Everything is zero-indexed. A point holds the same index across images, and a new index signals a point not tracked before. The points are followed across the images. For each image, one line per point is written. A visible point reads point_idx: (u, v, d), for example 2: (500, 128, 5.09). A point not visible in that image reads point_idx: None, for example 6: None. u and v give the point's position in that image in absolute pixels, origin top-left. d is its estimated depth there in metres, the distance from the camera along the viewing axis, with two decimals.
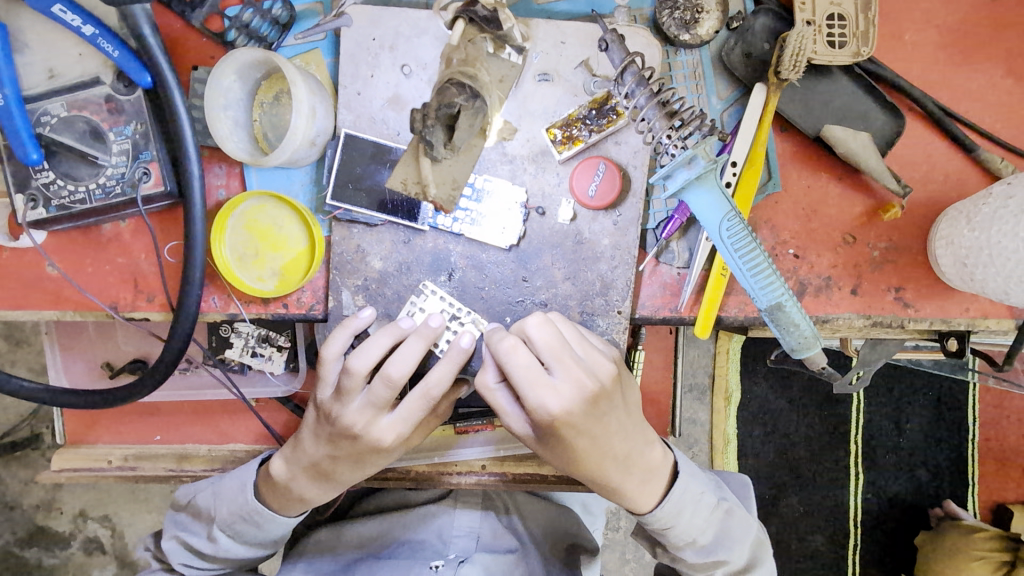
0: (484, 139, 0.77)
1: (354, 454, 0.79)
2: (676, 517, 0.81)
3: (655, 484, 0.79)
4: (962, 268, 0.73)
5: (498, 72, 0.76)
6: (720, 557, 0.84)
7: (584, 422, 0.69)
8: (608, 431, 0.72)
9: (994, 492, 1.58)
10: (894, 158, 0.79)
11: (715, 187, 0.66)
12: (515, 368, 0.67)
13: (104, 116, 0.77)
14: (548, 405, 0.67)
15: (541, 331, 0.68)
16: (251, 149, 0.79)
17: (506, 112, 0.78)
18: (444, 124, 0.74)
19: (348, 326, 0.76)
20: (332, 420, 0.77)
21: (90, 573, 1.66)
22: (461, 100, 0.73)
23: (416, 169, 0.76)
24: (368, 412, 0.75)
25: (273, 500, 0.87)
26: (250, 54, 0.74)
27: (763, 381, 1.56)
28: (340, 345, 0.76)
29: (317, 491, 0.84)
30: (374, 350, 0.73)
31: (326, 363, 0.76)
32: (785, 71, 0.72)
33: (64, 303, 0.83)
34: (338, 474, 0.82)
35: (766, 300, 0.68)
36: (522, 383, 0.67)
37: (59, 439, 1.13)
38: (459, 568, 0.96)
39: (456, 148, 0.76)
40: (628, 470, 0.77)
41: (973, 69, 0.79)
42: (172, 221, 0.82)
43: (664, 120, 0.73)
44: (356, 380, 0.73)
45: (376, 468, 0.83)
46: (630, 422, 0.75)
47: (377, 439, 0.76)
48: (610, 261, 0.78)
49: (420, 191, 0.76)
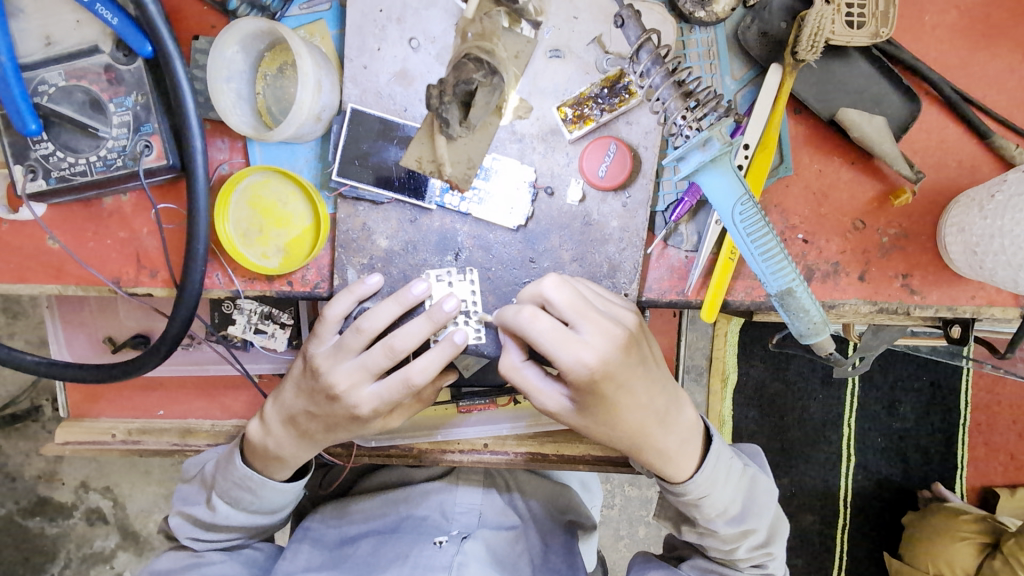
0: (500, 117, 0.76)
1: (330, 416, 0.79)
2: (712, 484, 0.82)
3: (693, 445, 0.80)
4: (972, 256, 0.72)
5: (514, 47, 0.74)
6: (748, 526, 0.85)
7: (623, 373, 0.68)
8: (644, 384, 0.71)
9: (983, 476, 1.61)
10: (907, 143, 0.78)
11: (730, 170, 0.65)
12: (542, 332, 0.66)
13: (104, 87, 0.75)
14: (584, 360, 0.66)
15: (559, 291, 0.67)
16: (255, 122, 0.77)
17: (521, 89, 0.76)
18: (461, 101, 0.72)
19: (354, 291, 0.76)
20: (318, 376, 0.76)
21: (92, 542, 1.68)
22: (479, 76, 0.70)
23: (431, 147, 0.75)
24: (357, 375, 0.75)
25: (257, 461, 0.89)
26: (253, 23, 0.72)
27: (760, 364, 1.57)
28: (343, 308, 0.76)
29: (292, 450, 0.85)
30: (382, 317, 0.73)
31: (327, 323, 0.76)
32: (802, 52, 0.71)
33: (66, 277, 0.82)
34: (313, 434, 0.82)
35: (776, 286, 0.68)
36: (552, 346, 0.66)
37: (62, 413, 1.13)
38: (463, 544, 0.96)
39: (471, 126, 0.74)
40: (668, 431, 0.77)
41: (992, 53, 0.77)
42: (173, 195, 0.81)
43: (679, 100, 0.70)
44: (357, 340, 0.74)
45: (349, 436, 0.84)
46: (663, 381, 0.75)
47: (354, 405, 0.76)
48: (618, 243, 0.77)
49: (434, 170, 0.76)
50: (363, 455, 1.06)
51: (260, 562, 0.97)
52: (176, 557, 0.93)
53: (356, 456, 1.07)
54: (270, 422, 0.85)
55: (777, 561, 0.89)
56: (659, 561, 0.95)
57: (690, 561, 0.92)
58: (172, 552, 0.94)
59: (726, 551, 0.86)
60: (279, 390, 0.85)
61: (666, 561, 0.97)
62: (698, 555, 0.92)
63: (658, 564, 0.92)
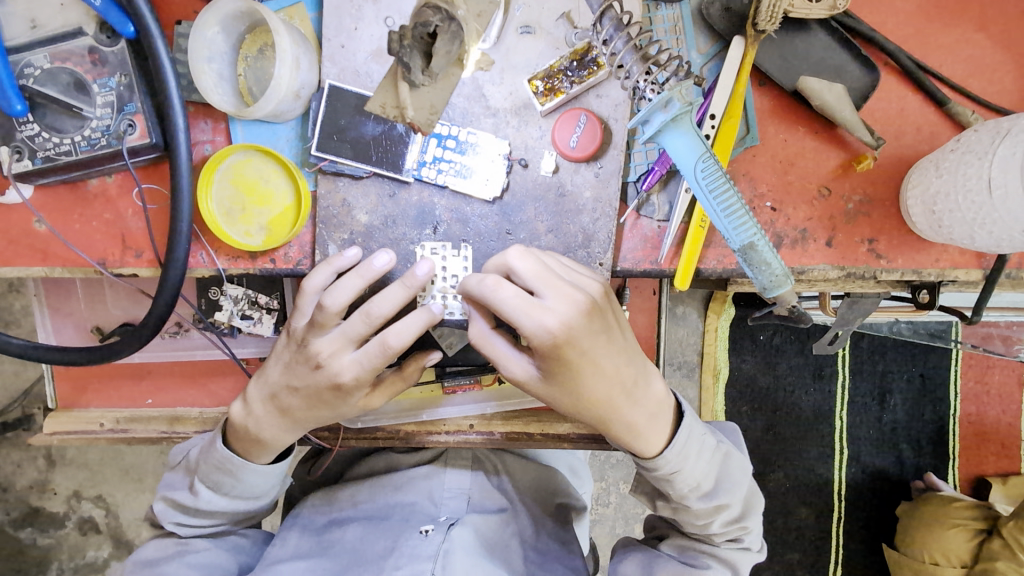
0: (461, 68, 0.79)
1: (314, 390, 0.79)
2: (683, 460, 0.83)
3: (662, 422, 0.81)
4: (931, 215, 0.75)
5: (476, 6, 0.77)
6: (721, 502, 0.86)
7: (587, 339, 0.69)
8: (609, 353, 0.72)
9: (973, 465, 1.63)
10: (868, 112, 0.81)
11: (691, 129, 0.67)
12: (507, 298, 0.67)
13: (88, 68, 0.77)
14: (546, 326, 0.67)
15: (523, 262, 0.69)
16: (236, 102, 0.79)
17: (483, 43, 0.78)
18: (422, 49, 0.77)
19: (332, 263, 0.78)
20: (304, 348, 0.77)
21: (85, 553, 1.68)
22: (437, 21, 0.75)
23: (394, 94, 0.78)
24: (339, 343, 0.75)
25: (238, 444, 0.89)
26: (233, 3, 0.74)
27: (751, 358, 1.58)
28: (322, 279, 0.77)
29: (273, 432, 0.85)
30: (346, 290, 0.73)
31: (306, 294, 0.78)
32: (762, 23, 0.74)
33: (52, 259, 0.84)
34: (293, 410, 0.83)
35: (738, 241, 0.70)
36: (515, 312, 0.67)
37: (51, 404, 1.14)
38: (450, 531, 0.96)
39: (433, 75, 0.78)
40: (635, 404, 0.78)
41: (946, 25, 0.80)
42: (157, 176, 0.83)
43: (641, 64, 0.73)
44: (328, 317, 0.74)
45: (333, 415, 0.83)
46: (630, 352, 0.76)
47: (337, 374, 0.76)
48: (592, 213, 0.79)
49: (398, 115, 0.78)
50: (350, 437, 1.07)
51: (246, 548, 0.99)
52: (161, 546, 0.93)
53: (343, 440, 1.07)
54: (250, 398, 0.86)
55: (752, 535, 0.90)
56: (639, 544, 0.97)
57: (669, 540, 0.94)
58: (157, 541, 0.94)
59: (700, 526, 0.88)
60: (264, 368, 0.86)
61: (646, 542, 0.99)
62: (676, 534, 0.94)
63: (637, 546, 0.95)
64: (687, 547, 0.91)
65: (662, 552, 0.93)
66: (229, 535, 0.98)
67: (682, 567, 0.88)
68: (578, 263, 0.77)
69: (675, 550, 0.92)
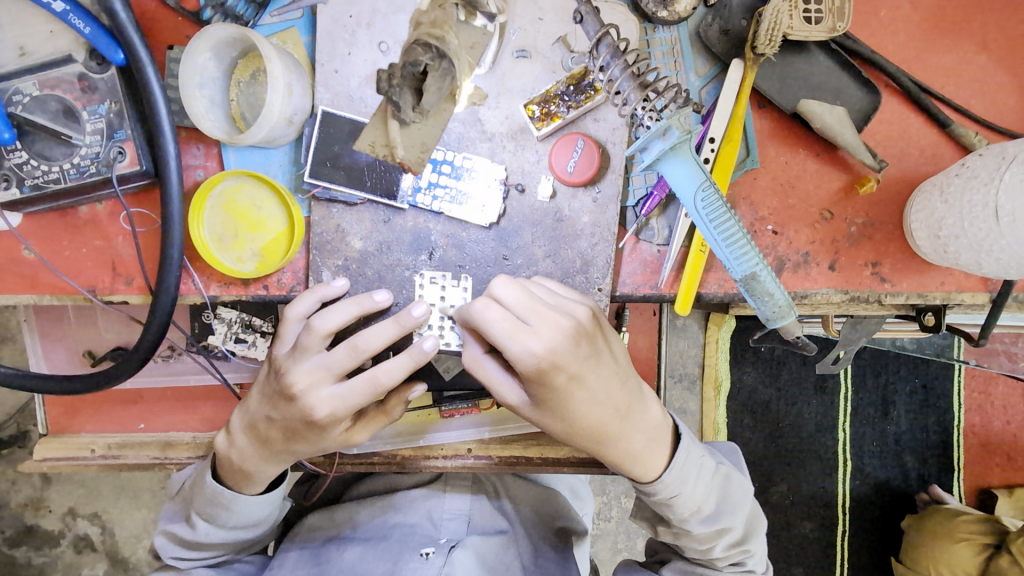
0: (454, 104, 0.76)
1: (288, 422, 0.75)
2: (682, 483, 0.81)
3: (659, 445, 0.78)
4: (935, 239, 0.73)
5: (468, 38, 0.75)
6: (723, 525, 0.84)
7: (573, 363, 0.66)
8: (598, 378, 0.69)
9: (980, 479, 1.60)
10: (870, 134, 0.80)
11: (690, 157, 0.66)
12: (492, 322, 0.64)
13: (78, 95, 0.75)
14: (531, 350, 0.64)
15: (509, 288, 0.67)
16: (228, 128, 0.78)
17: (477, 78, 0.77)
18: (411, 86, 0.73)
19: (318, 292, 0.76)
20: (279, 377, 0.73)
21: (80, 572, 1.65)
22: (428, 60, 0.71)
23: (384, 132, 0.76)
24: (317, 374, 0.71)
25: (228, 477, 0.87)
26: (225, 30, 0.73)
27: (753, 372, 1.56)
28: (306, 307, 0.75)
29: (256, 462, 0.82)
30: (339, 315, 0.72)
31: (288, 323, 0.75)
32: (761, 46, 0.73)
33: (41, 287, 0.83)
34: (273, 442, 0.79)
35: (740, 271, 0.68)
36: (500, 335, 0.64)
37: (41, 429, 1.11)
38: (451, 554, 0.95)
39: (425, 111, 0.75)
40: (630, 428, 0.75)
41: (948, 46, 0.79)
42: (149, 202, 0.82)
43: (638, 92, 0.74)
44: (313, 340, 0.72)
45: (311, 449, 0.79)
46: (623, 374, 0.73)
47: (310, 407, 0.71)
48: (590, 238, 0.78)
49: (387, 155, 0.76)
50: (346, 463, 1.05)
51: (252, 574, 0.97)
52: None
53: (339, 465, 1.05)
54: (234, 430, 0.83)
55: (756, 558, 0.88)
56: (640, 567, 0.95)
57: (669, 565, 0.91)
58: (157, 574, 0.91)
59: (702, 551, 0.85)
60: (245, 398, 0.83)
61: (648, 566, 0.96)
62: (677, 558, 0.92)
63: (640, 569, 0.93)
64: (689, 571, 0.88)
65: None
66: (234, 563, 0.96)
67: None
68: (571, 288, 0.75)
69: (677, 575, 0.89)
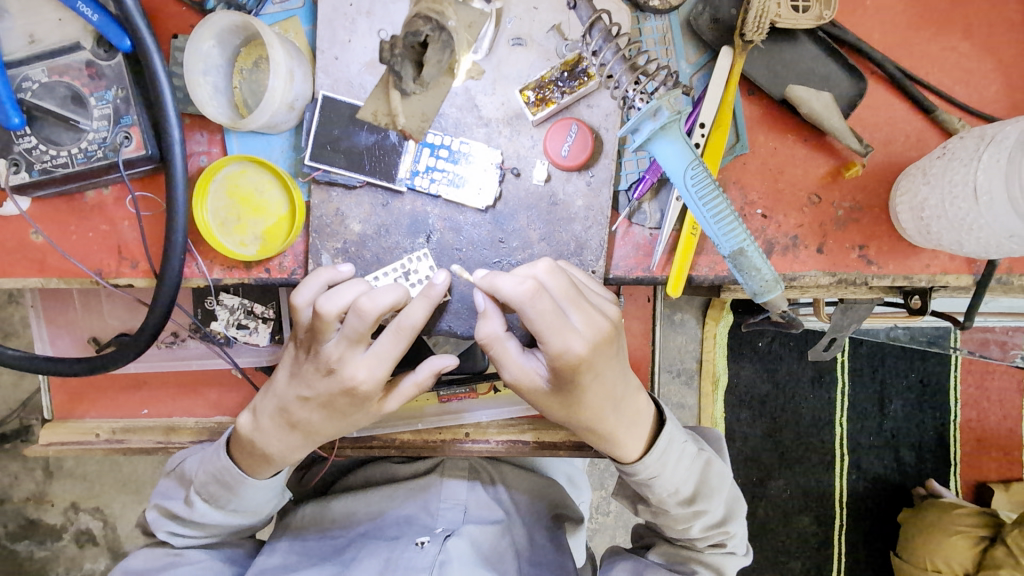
0: (452, 78, 0.80)
1: (328, 397, 0.77)
2: (662, 466, 0.82)
3: (641, 429, 0.79)
4: (919, 221, 0.75)
5: (467, 17, 0.79)
6: (699, 507, 0.85)
7: (601, 361, 0.69)
8: (614, 373, 0.72)
9: (975, 471, 1.62)
10: (856, 119, 0.82)
11: (679, 137, 0.68)
12: (539, 312, 0.64)
13: (85, 82, 0.78)
14: (572, 348, 0.66)
15: (553, 276, 0.67)
16: (231, 114, 0.80)
17: (474, 53, 0.80)
18: (412, 59, 0.80)
19: (323, 276, 0.77)
20: (311, 355, 0.75)
21: (82, 565, 1.67)
22: (427, 30, 0.79)
23: (386, 101, 0.79)
24: (345, 344, 0.73)
25: (243, 460, 0.88)
26: (228, 18, 0.76)
27: (750, 365, 1.58)
28: (312, 292, 0.75)
29: (281, 445, 0.83)
30: (344, 292, 0.72)
31: (299, 310, 0.75)
32: (749, 33, 0.75)
33: (48, 270, 0.85)
34: (303, 423, 0.80)
35: (728, 246, 0.70)
36: (545, 329, 0.64)
37: (47, 415, 1.13)
38: (445, 543, 0.97)
39: (424, 84, 0.80)
40: (619, 415, 0.77)
41: (933, 35, 0.82)
42: (153, 187, 0.84)
43: (629, 75, 0.72)
44: (327, 321, 0.71)
45: (348, 422, 0.80)
46: (625, 364, 0.75)
47: (352, 377, 0.73)
48: (584, 221, 0.80)
49: (390, 122, 0.80)
50: (345, 447, 1.07)
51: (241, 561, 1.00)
52: (152, 555, 0.93)
53: (339, 449, 1.07)
54: (258, 413, 0.83)
55: (735, 540, 0.90)
56: (628, 553, 0.97)
57: (657, 548, 0.94)
58: (147, 550, 0.94)
59: (681, 530, 0.87)
60: (268, 381, 0.84)
61: (634, 550, 0.98)
62: (663, 541, 0.94)
63: (625, 554, 0.95)
64: (675, 556, 0.91)
65: (651, 560, 0.92)
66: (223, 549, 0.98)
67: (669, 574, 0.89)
68: (584, 272, 0.77)
69: (663, 558, 0.92)
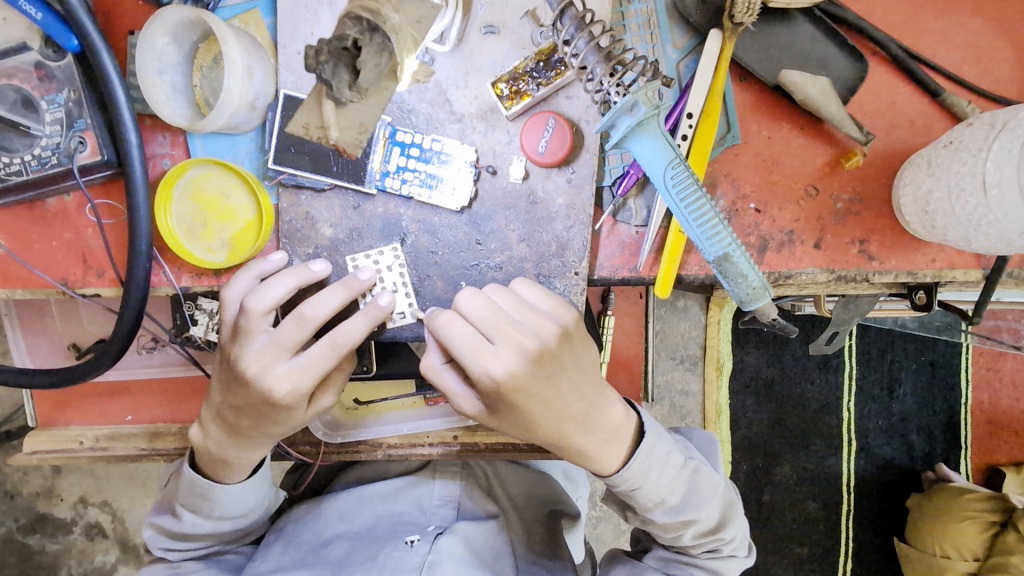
0: (395, 82, 0.75)
1: (252, 406, 0.73)
2: (643, 477, 0.78)
3: (617, 445, 0.76)
4: (924, 215, 0.70)
5: (415, 13, 0.74)
6: (688, 517, 0.81)
7: (532, 384, 0.66)
8: (559, 392, 0.69)
9: (987, 456, 1.58)
10: (856, 105, 0.76)
11: (659, 133, 0.63)
12: (453, 339, 0.65)
13: (35, 84, 0.74)
14: (491, 370, 0.65)
15: (472, 301, 0.67)
16: (191, 115, 0.76)
17: (421, 54, 0.75)
18: (348, 65, 0.75)
19: (255, 268, 0.73)
20: (231, 363, 0.71)
21: (93, 558, 1.68)
22: (355, 33, 0.73)
23: (318, 113, 0.75)
24: (269, 352, 0.69)
25: (206, 468, 0.86)
26: (180, 12, 0.71)
27: (755, 351, 1.54)
28: (244, 287, 0.72)
29: (234, 451, 0.81)
30: (277, 290, 0.70)
31: (227, 305, 0.72)
32: (738, 14, 0.70)
33: (12, 281, 0.82)
34: (242, 430, 0.77)
35: (713, 252, 0.66)
36: (462, 354, 0.65)
37: (31, 422, 1.12)
38: (436, 542, 0.92)
39: (364, 91, 0.75)
40: (588, 430, 0.73)
41: (940, 10, 0.75)
42: (115, 192, 0.80)
43: (604, 65, 0.67)
44: (253, 320, 0.69)
45: (278, 431, 0.76)
46: (583, 383, 0.71)
47: (269, 388, 0.69)
48: (565, 220, 0.76)
49: (321, 136, 0.75)
50: (332, 452, 1.03)
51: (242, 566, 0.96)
52: (154, 570, 0.91)
53: (324, 454, 1.03)
54: (205, 421, 0.81)
55: (733, 543, 0.87)
56: (625, 556, 0.94)
57: (652, 553, 0.91)
58: (150, 567, 0.92)
59: (671, 538, 0.84)
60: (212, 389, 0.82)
61: (632, 554, 0.96)
62: (659, 545, 0.91)
63: (621, 559, 0.93)
64: (670, 560, 0.88)
65: (646, 565, 0.89)
66: (224, 555, 0.96)
67: None
68: (548, 291, 0.73)
69: (658, 562, 0.89)
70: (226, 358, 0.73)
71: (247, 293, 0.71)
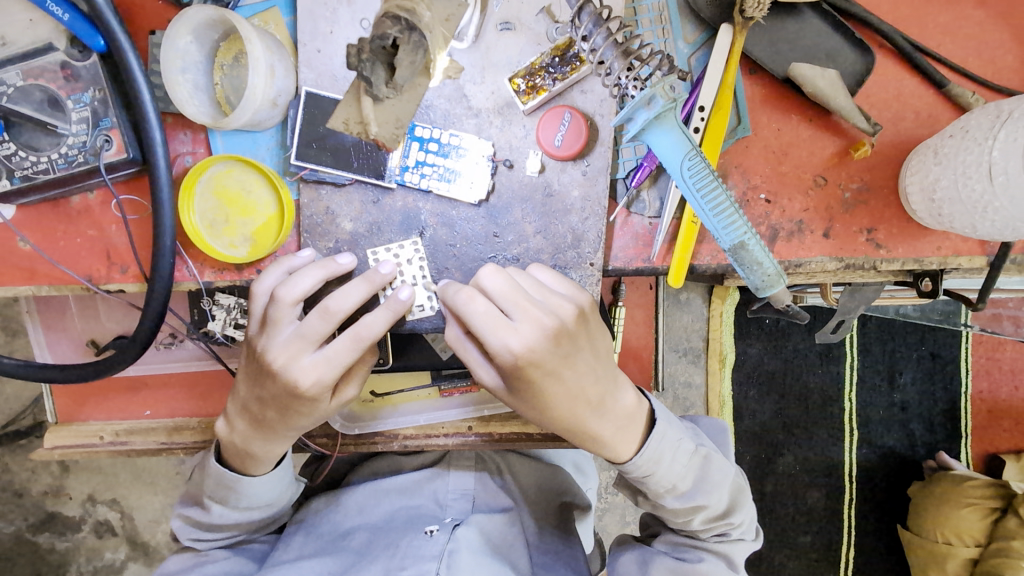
0: (429, 78, 0.71)
1: (277, 399, 0.75)
2: (656, 464, 0.81)
3: (632, 430, 0.78)
4: (930, 203, 0.72)
5: (443, 9, 0.69)
6: (699, 502, 0.84)
7: (551, 360, 0.68)
8: (576, 371, 0.71)
9: (987, 443, 1.61)
10: (863, 96, 0.78)
11: (676, 126, 0.66)
12: (475, 314, 0.67)
13: (61, 84, 0.75)
14: (510, 345, 0.66)
15: (494, 278, 0.68)
16: (213, 113, 0.78)
17: (453, 51, 0.77)
18: (384, 60, 0.70)
19: (285, 263, 0.75)
20: (257, 354, 0.73)
21: (102, 555, 1.70)
22: (396, 31, 0.66)
23: (357, 109, 0.72)
24: (294, 346, 0.71)
25: (233, 462, 0.88)
26: (203, 12, 0.72)
27: (757, 343, 1.57)
28: (273, 281, 0.74)
29: (260, 444, 0.83)
30: (305, 282, 0.72)
31: (256, 298, 0.74)
32: (749, 9, 0.71)
33: (38, 278, 0.83)
34: (268, 422, 0.79)
35: (728, 240, 0.68)
36: (482, 329, 0.66)
37: (50, 418, 1.13)
38: (454, 531, 0.96)
39: (399, 87, 0.71)
40: (603, 414, 0.75)
41: (945, 3, 0.77)
42: (139, 189, 0.82)
43: (622, 61, 0.69)
44: (282, 310, 0.72)
45: (303, 422, 0.78)
46: (598, 366, 0.73)
47: (295, 380, 0.71)
48: (581, 213, 0.77)
49: (361, 131, 0.72)
50: (349, 444, 1.05)
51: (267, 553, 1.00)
52: (184, 559, 0.94)
53: (342, 446, 1.05)
54: (231, 415, 0.84)
55: (741, 528, 0.89)
56: (634, 541, 0.96)
57: (662, 536, 0.93)
58: (180, 554, 0.94)
59: (681, 523, 0.86)
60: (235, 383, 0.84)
61: (642, 539, 0.98)
62: (668, 530, 0.93)
63: (631, 543, 0.95)
64: (679, 544, 0.90)
65: (655, 549, 0.92)
66: (250, 543, 0.99)
67: (673, 563, 0.87)
68: (565, 279, 0.75)
69: (667, 546, 0.91)
70: (252, 349, 0.75)
71: (277, 285, 0.73)
